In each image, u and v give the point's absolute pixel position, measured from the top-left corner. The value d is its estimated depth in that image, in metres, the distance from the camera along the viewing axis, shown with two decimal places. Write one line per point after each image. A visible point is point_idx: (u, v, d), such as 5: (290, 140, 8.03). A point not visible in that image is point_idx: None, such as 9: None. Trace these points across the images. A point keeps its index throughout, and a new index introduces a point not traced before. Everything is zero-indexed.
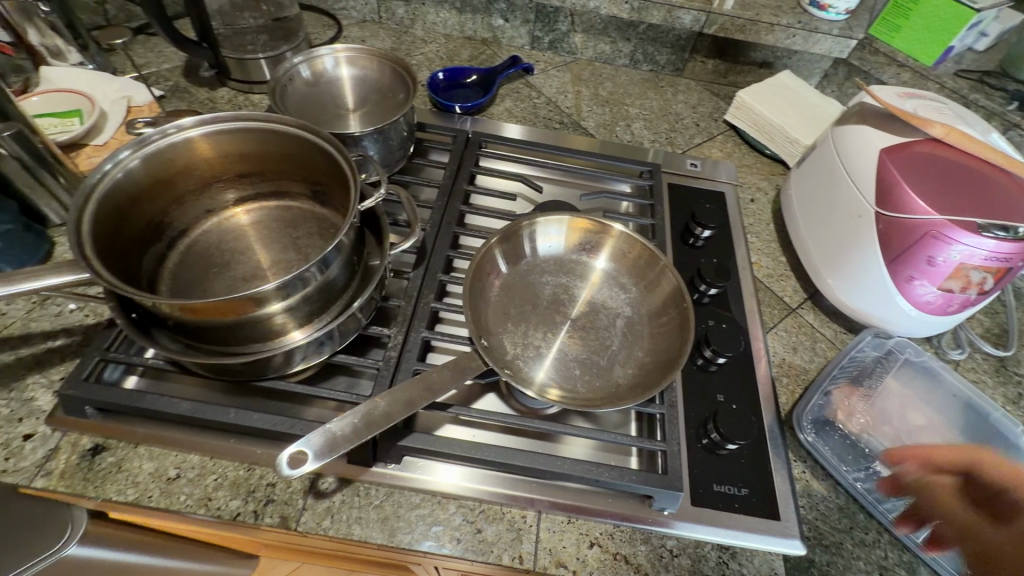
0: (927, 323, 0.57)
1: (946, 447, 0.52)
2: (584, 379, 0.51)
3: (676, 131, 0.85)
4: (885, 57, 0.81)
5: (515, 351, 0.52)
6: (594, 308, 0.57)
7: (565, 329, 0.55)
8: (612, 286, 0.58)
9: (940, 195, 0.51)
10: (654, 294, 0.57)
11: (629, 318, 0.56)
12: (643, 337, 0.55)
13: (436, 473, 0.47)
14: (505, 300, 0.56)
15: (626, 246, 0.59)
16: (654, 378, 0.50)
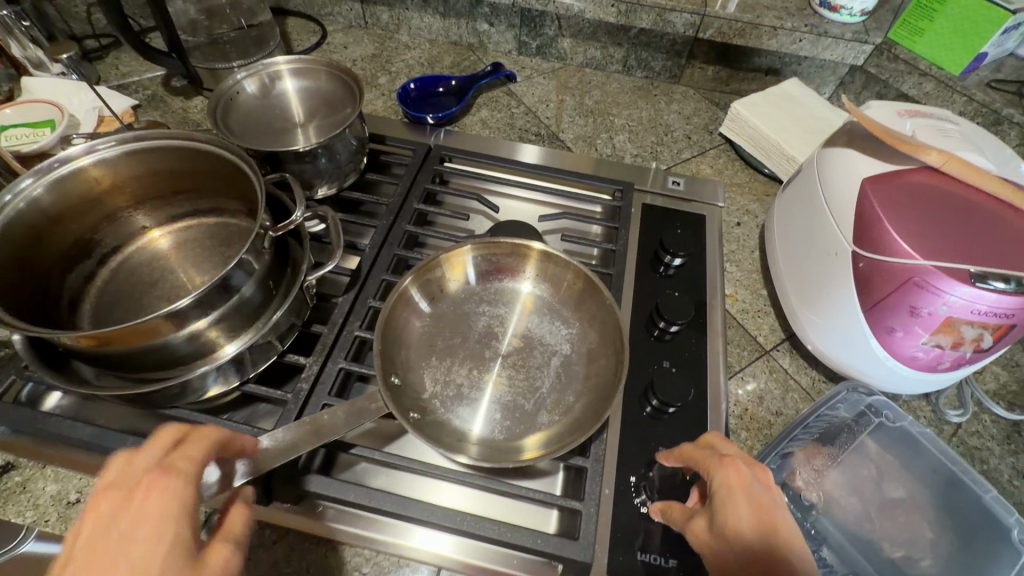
0: (913, 380, 0.49)
1: (920, 529, 0.45)
2: (504, 424, 0.47)
3: (663, 145, 0.78)
4: (905, 64, 0.71)
5: (434, 389, 0.49)
6: (528, 343, 0.53)
7: (494, 367, 0.51)
8: (553, 320, 0.54)
9: (927, 235, 0.44)
10: (595, 332, 0.52)
11: (566, 357, 0.52)
12: (577, 380, 0.50)
13: (412, 537, 0.44)
14: (433, 332, 0.52)
15: (570, 277, 0.54)
16: (578, 430, 0.46)
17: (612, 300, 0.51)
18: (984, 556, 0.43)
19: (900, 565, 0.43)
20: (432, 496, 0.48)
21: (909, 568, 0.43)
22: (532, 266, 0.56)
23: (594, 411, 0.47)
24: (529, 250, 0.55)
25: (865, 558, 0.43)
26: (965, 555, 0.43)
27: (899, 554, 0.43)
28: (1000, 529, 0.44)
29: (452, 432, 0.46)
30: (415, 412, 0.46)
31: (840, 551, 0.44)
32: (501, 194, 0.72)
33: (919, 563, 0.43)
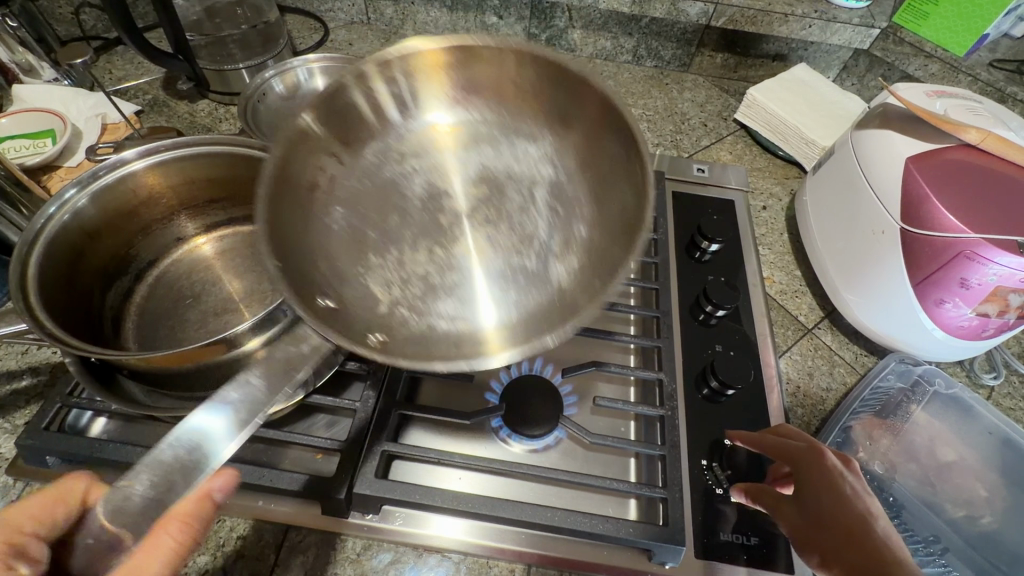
0: (958, 349, 0.52)
1: (979, 488, 0.47)
2: (520, 294, 0.45)
3: (682, 133, 0.79)
4: (912, 47, 0.74)
5: (390, 298, 0.44)
6: (499, 185, 0.52)
7: (457, 234, 0.49)
8: (519, 137, 0.52)
9: (974, 210, 0.46)
10: (589, 145, 0.48)
11: (545, 233, 0.49)
12: (574, 210, 0.49)
13: (428, 525, 0.43)
14: (359, 219, 0.47)
15: (512, 68, 0.46)
16: (581, 259, 0.46)
17: (598, 76, 0.43)
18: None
19: (964, 523, 0.45)
20: (450, 485, 0.47)
21: (972, 525, 0.45)
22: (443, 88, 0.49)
23: (614, 236, 0.44)
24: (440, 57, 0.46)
25: (934, 520, 0.45)
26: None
27: (963, 513, 0.46)
28: None
29: (452, 336, 0.41)
30: (376, 332, 0.41)
31: (913, 514, 0.46)
32: None
33: (984, 516, 0.46)
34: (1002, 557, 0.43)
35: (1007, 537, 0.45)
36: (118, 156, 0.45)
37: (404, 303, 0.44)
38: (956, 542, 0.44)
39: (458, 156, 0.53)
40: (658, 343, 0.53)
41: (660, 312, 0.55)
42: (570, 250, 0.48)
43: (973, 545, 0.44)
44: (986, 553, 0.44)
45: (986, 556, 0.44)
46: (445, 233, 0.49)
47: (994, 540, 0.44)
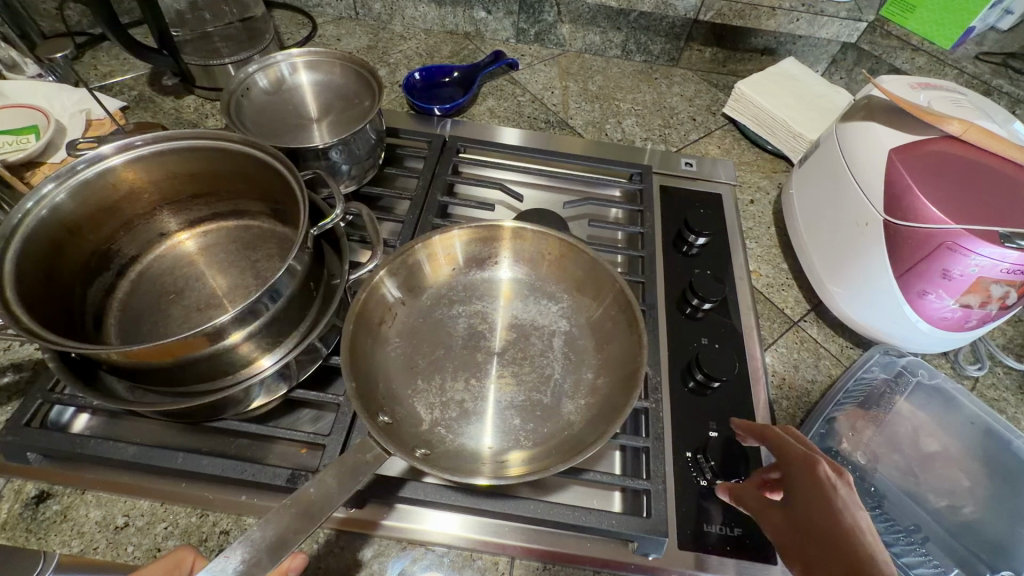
0: (942, 340, 0.52)
1: (963, 478, 0.47)
2: (527, 429, 0.47)
3: (670, 128, 0.79)
4: (898, 40, 0.74)
5: (432, 417, 0.47)
6: (527, 333, 0.54)
7: (491, 369, 0.50)
8: (544, 297, 0.56)
9: (956, 201, 0.46)
10: (604, 333, 0.52)
11: (565, 373, 0.50)
12: (590, 357, 0.52)
13: (426, 521, 0.43)
14: (410, 350, 0.51)
15: (548, 246, 0.56)
16: (588, 401, 0.48)
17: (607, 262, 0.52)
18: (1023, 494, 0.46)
19: (947, 513, 0.45)
20: None
21: (955, 515, 0.45)
22: (506, 251, 0.57)
23: (616, 386, 0.47)
24: (500, 234, 0.56)
25: (917, 510, 0.46)
26: (1006, 500, 0.46)
27: (946, 503, 0.46)
28: None
29: (468, 455, 0.44)
30: (420, 448, 0.44)
31: (895, 503, 0.46)
32: (519, 183, 0.71)
33: (964, 505, 0.46)
34: (980, 545, 0.44)
35: (987, 526, 0.45)
36: (96, 150, 0.44)
37: (442, 423, 0.47)
38: (938, 531, 0.44)
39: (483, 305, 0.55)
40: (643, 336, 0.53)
41: (646, 306, 0.55)
42: (586, 391, 0.49)
43: (955, 535, 0.44)
44: (965, 541, 0.44)
45: (967, 545, 0.44)
46: (478, 364, 0.51)
47: (974, 528, 0.45)
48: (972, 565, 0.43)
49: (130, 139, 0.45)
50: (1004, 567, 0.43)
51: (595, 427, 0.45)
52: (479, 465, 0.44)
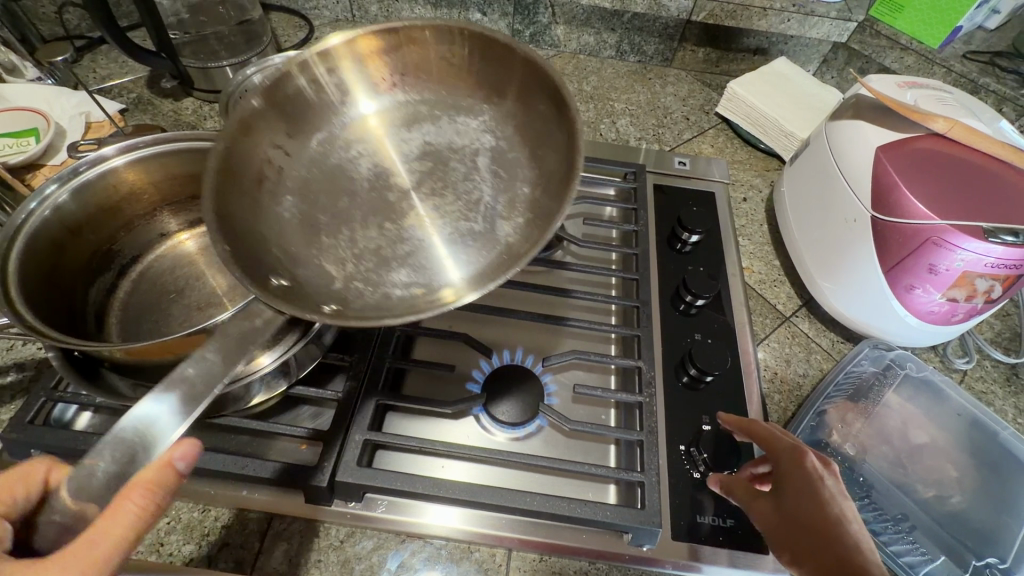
0: (930, 334, 0.53)
1: (950, 468, 0.48)
2: (452, 262, 0.48)
3: (664, 127, 0.80)
4: (888, 39, 0.75)
5: (343, 274, 0.47)
6: (442, 159, 0.56)
7: (407, 209, 0.53)
8: (458, 112, 0.56)
9: (942, 197, 0.47)
10: (517, 110, 0.52)
11: (490, 196, 0.53)
12: (513, 170, 0.53)
13: (425, 513, 0.44)
14: (312, 207, 0.50)
15: (439, 49, 0.53)
16: (523, 216, 0.49)
17: (516, 44, 0.48)
18: (1008, 483, 0.47)
19: (934, 502, 0.46)
20: (438, 474, 0.48)
21: (942, 504, 0.46)
22: (379, 69, 0.54)
23: (549, 191, 0.48)
24: (375, 43, 0.51)
25: (904, 500, 0.47)
26: (993, 489, 0.47)
27: (933, 493, 0.47)
28: (1019, 462, 0.48)
29: (385, 302, 0.44)
30: (330, 302, 0.43)
31: (884, 493, 0.47)
32: None
33: (951, 494, 0.47)
34: (966, 533, 0.45)
35: (973, 514, 0.46)
36: (97, 152, 0.45)
37: (356, 277, 0.47)
38: (925, 520, 0.45)
39: (400, 135, 0.56)
40: (637, 332, 0.54)
41: (640, 302, 0.56)
42: (514, 207, 0.51)
43: (942, 524, 0.45)
44: (951, 528, 0.45)
45: (954, 533, 0.45)
46: (397, 210, 0.52)
47: (961, 517, 0.46)
48: (959, 552, 0.44)
49: (132, 140, 0.46)
50: (989, 554, 0.43)
51: (530, 236, 0.46)
52: (400, 306, 0.44)
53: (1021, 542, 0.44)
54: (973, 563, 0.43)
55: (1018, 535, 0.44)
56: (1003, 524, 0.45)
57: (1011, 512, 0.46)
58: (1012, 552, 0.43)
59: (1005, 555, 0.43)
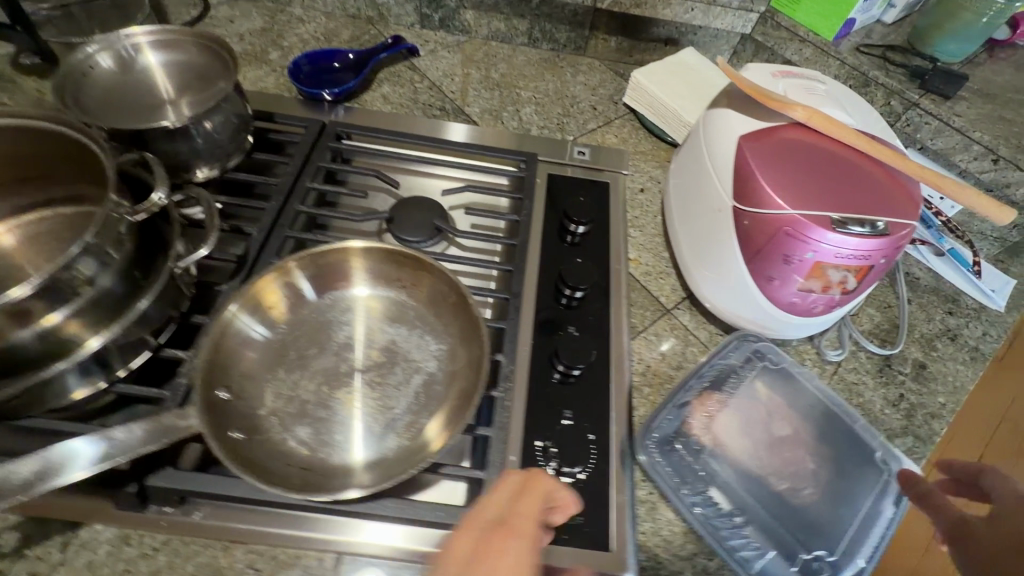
0: (791, 325, 0.53)
1: (801, 461, 0.48)
2: (369, 440, 0.43)
3: (569, 116, 0.79)
4: (787, 31, 0.75)
5: (274, 405, 0.44)
6: (399, 358, 0.48)
7: (350, 383, 0.46)
8: (430, 334, 0.49)
9: (797, 187, 0.46)
10: (468, 345, 0.47)
11: (436, 373, 0.47)
12: (436, 402, 0.46)
13: (362, 532, 0.41)
14: (286, 340, 0.47)
15: (444, 290, 0.50)
16: (434, 410, 0.45)
17: (472, 299, 0.47)
18: (849, 476, 0.47)
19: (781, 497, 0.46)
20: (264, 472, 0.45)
21: (788, 499, 0.46)
22: (409, 278, 0.51)
23: (459, 401, 0.45)
24: (400, 259, 0.50)
25: (751, 495, 0.46)
26: (839, 484, 0.47)
27: (782, 487, 0.46)
28: (865, 455, 0.49)
29: (275, 449, 0.41)
30: (238, 431, 0.41)
31: (730, 489, 0.46)
32: (408, 170, 0.69)
33: (793, 488, 0.46)
34: (801, 527, 0.45)
35: (811, 507, 0.46)
36: None
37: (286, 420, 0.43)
38: (767, 516, 0.45)
39: (375, 328, 0.49)
40: (502, 325, 0.52)
41: (510, 294, 0.55)
42: (430, 408, 0.45)
43: (785, 518, 0.45)
44: (787, 523, 0.45)
45: (794, 527, 0.45)
46: (340, 382, 0.46)
47: (799, 511, 0.45)
48: (791, 549, 0.44)
49: None
50: (821, 547, 0.44)
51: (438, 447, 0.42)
52: (290, 462, 0.41)
53: (851, 534, 0.44)
54: (802, 557, 0.43)
55: (847, 528, 0.45)
56: (838, 516, 0.45)
57: (846, 504, 0.46)
58: (839, 546, 0.44)
59: (832, 548, 0.44)
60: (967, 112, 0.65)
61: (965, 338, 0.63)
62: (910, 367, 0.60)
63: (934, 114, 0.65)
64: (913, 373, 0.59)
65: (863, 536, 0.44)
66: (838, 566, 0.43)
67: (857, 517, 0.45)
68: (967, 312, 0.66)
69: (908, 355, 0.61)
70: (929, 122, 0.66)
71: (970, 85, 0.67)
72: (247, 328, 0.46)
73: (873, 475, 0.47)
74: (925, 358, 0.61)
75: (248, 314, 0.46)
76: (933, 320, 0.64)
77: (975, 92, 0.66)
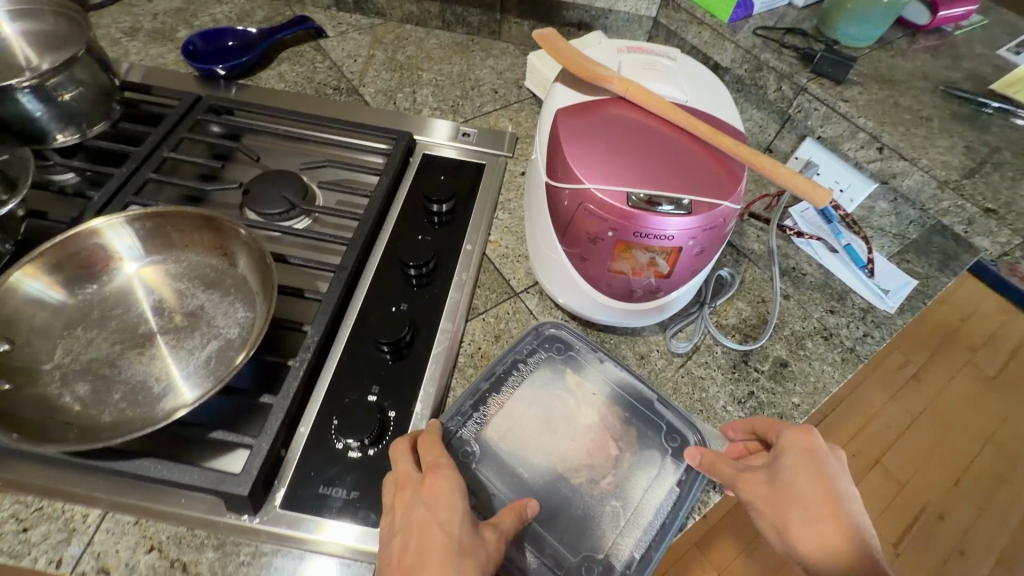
0: (611, 309, 0.51)
1: (586, 457, 0.46)
2: (145, 400, 0.44)
3: (467, 99, 0.78)
4: (687, 13, 0.72)
5: (60, 361, 0.45)
6: (201, 323, 0.48)
7: (150, 345, 0.47)
8: (237, 301, 0.49)
9: (603, 162, 0.44)
10: (263, 311, 0.47)
11: (234, 339, 0.47)
12: (224, 367, 0.46)
13: (324, 531, 0.42)
14: (94, 300, 0.49)
15: (255, 256, 0.49)
16: (217, 375, 0.45)
17: (269, 264, 0.46)
18: (630, 463, 0.46)
19: (559, 495, 0.44)
20: None
21: (565, 496, 0.44)
22: (224, 241, 0.50)
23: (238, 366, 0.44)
24: (213, 225, 0.50)
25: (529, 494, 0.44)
26: (620, 478, 0.45)
27: (561, 485, 0.44)
28: (655, 445, 0.47)
29: (44, 401, 0.42)
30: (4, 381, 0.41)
31: (501, 490, 0.44)
32: (286, 146, 0.69)
33: (568, 486, 0.44)
34: (569, 527, 0.43)
35: (584, 504, 0.44)
36: None
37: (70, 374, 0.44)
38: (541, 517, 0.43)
39: (188, 295, 0.50)
40: (319, 297, 0.51)
41: (337, 267, 0.53)
42: (217, 372, 0.45)
43: (560, 518, 0.43)
44: (559, 522, 0.43)
45: (566, 527, 0.43)
46: (137, 343, 0.47)
47: (572, 505, 0.44)
48: (555, 551, 0.42)
49: None
50: (590, 547, 0.42)
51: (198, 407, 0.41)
52: (53, 413, 0.41)
53: (623, 529, 0.43)
54: (567, 560, 0.41)
55: (618, 521, 0.43)
56: (610, 510, 0.44)
57: (621, 496, 0.44)
58: (605, 541, 0.42)
59: (598, 542, 0.42)
60: (858, 97, 0.60)
61: (841, 337, 0.59)
62: (769, 364, 0.56)
63: (822, 99, 0.61)
64: (770, 371, 0.56)
65: (636, 525, 0.43)
66: (603, 564, 0.42)
67: (630, 508, 0.44)
68: (852, 312, 0.62)
69: (770, 352, 0.57)
70: (818, 108, 0.62)
71: (868, 70, 0.63)
72: (39, 293, 0.46)
73: (655, 460, 0.46)
74: (789, 356, 0.57)
75: (36, 278, 0.46)
76: (809, 318, 0.61)
77: (872, 77, 0.62)
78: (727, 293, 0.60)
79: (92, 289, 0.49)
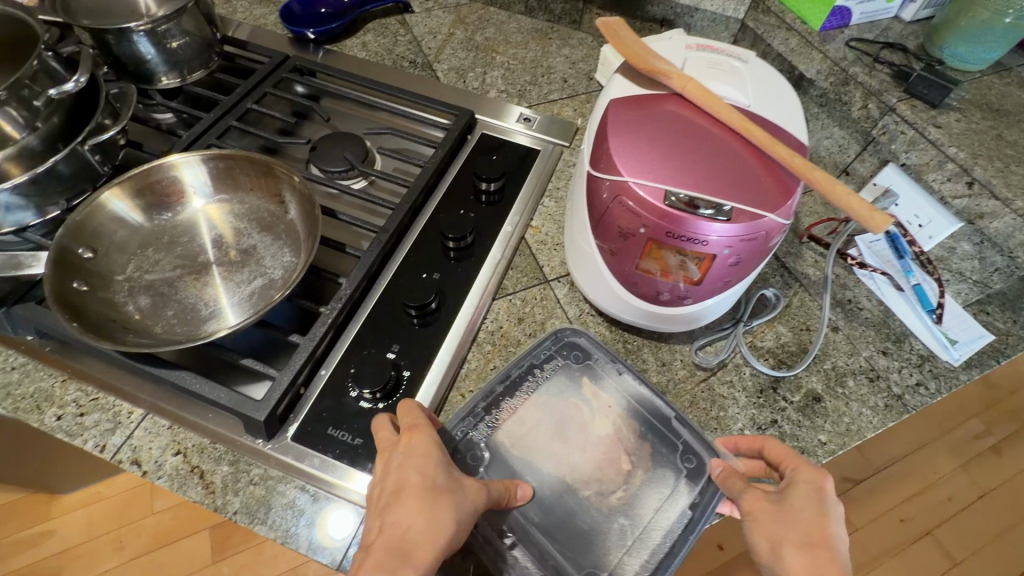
0: (637, 311, 0.50)
1: (595, 471, 0.46)
2: (192, 320, 0.48)
3: (535, 85, 0.78)
4: (777, 18, 0.68)
5: (129, 274, 0.50)
6: (252, 261, 0.53)
7: (204, 273, 0.52)
8: (286, 245, 0.53)
9: (646, 156, 0.43)
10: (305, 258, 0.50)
11: (276, 279, 0.51)
12: (263, 303, 0.50)
13: (352, 480, 0.44)
14: (167, 227, 0.54)
15: (307, 206, 0.53)
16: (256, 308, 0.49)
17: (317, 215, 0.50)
18: (638, 479, 0.45)
19: (563, 506, 0.44)
20: None
21: (570, 508, 0.44)
22: (283, 190, 0.55)
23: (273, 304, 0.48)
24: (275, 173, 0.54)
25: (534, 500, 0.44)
26: (630, 496, 0.44)
27: (567, 496, 0.44)
28: (670, 468, 0.45)
29: (110, 307, 0.48)
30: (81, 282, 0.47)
31: None
32: (356, 111, 0.73)
33: (573, 497, 0.44)
34: (570, 540, 0.43)
35: (588, 518, 0.43)
36: None
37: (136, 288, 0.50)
38: (544, 527, 0.43)
39: (244, 233, 0.54)
40: (359, 254, 0.54)
41: (380, 229, 0.56)
42: (256, 306, 0.49)
43: (565, 529, 0.43)
44: (561, 533, 0.43)
45: (570, 539, 0.43)
46: (195, 270, 0.52)
47: (576, 518, 0.44)
48: (553, 558, 0.42)
49: None
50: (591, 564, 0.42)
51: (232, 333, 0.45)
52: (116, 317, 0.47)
53: (626, 550, 0.42)
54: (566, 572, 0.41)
55: (623, 540, 0.42)
56: (616, 528, 0.43)
57: (629, 514, 0.44)
58: (607, 560, 0.42)
59: (599, 558, 0.42)
60: (954, 125, 0.55)
61: (889, 381, 0.55)
62: (801, 396, 0.53)
63: (911, 122, 0.56)
64: (800, 403, 0.52)
65: (640, 546, 0.42)
66: None
67: (637, 527, 0.43)
68: (908, 357, 0.56)
69: (804, 383, 0.54)
70: (904, 131, 0.57)
71: (973, 96, 0.57)
72: (121, 212, 0.53)
73: (666, 483, 0.45)
74: (824, 392, 0.53)
75: (121, 200, 0.53)
76: (856, 356, 0.56)
77: (975, 104, 0.56)
78: (766, 315, 0.57)
79: (166, 216, 0.55)
